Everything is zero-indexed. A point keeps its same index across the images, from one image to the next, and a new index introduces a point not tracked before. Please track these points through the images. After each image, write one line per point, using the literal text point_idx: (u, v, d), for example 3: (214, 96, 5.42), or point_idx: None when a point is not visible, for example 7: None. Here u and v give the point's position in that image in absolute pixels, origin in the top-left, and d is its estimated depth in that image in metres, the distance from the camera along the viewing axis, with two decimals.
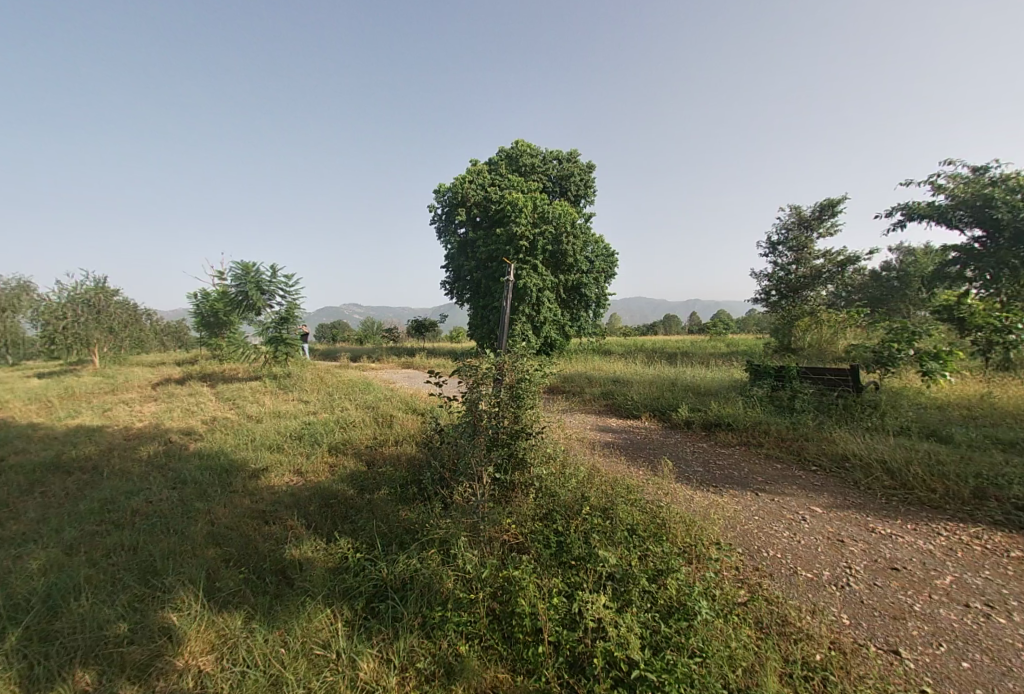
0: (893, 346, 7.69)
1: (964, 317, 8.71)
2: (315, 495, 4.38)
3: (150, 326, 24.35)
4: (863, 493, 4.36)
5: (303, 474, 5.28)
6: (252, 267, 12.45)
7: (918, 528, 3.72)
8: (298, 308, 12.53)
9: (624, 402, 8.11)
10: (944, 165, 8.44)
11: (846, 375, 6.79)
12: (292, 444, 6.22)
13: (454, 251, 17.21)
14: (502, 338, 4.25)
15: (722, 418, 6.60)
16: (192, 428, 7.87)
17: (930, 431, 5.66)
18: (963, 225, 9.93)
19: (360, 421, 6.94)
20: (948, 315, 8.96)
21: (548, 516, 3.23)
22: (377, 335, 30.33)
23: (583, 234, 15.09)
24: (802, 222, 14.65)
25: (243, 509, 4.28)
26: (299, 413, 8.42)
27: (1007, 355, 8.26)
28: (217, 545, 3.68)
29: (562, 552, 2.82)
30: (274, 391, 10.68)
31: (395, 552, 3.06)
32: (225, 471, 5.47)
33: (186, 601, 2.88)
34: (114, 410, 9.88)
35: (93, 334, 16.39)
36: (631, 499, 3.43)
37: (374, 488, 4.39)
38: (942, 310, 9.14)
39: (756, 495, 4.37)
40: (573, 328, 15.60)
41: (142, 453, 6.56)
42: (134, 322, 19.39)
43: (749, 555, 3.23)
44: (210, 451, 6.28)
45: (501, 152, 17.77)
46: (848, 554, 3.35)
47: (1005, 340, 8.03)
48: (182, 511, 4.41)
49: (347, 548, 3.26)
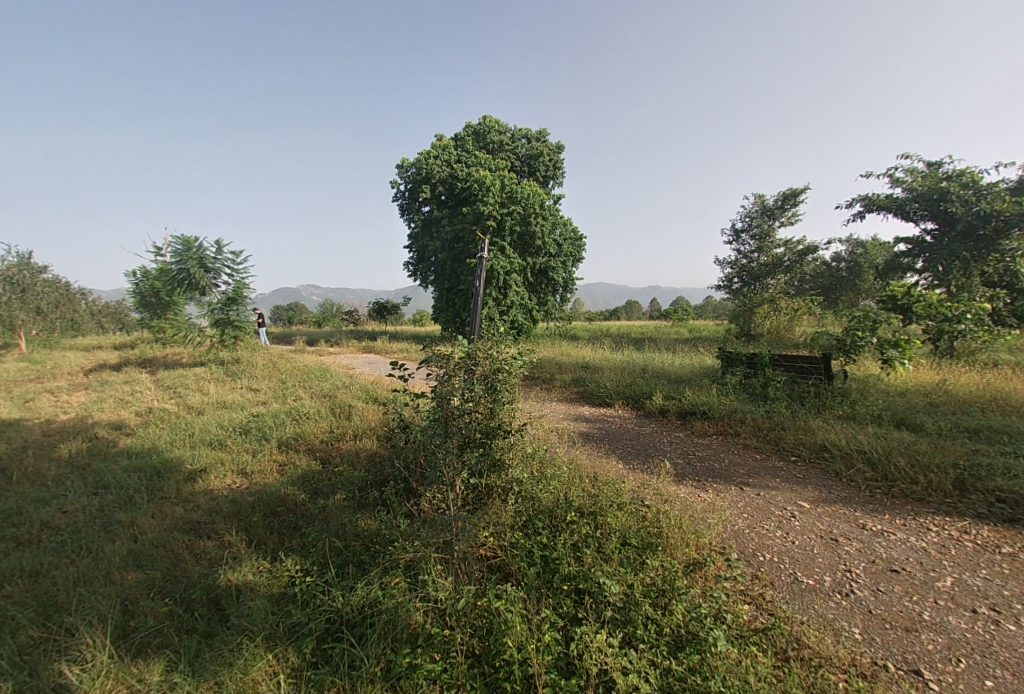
0: (856, 334, 7.79)
1: (909, 307, 8.78)
2: (260, 503, 3.82)
3: (87, 308, 22.21)
4: (846, 486, 4.26)
5: (248, 476, 4.67)
6: (195, 243, 11.45)
7: (907, 524, 3.61)
8: (247, 287, 11.55)
9: (597, 389, 7.84)
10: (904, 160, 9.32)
11: (818, 363, 6.72)
12: (237, 440, 5.55)
13: (419, 231, 16.48)
14: (474, 324, 3.79)
15: (697, 407, 6.43)
16: (123, 421, 6.99)
17: (898, 419, 5.69)
18: (917, 218, 10.18)
19: (315, 412, 6.32)
20: (892, 304, 9.01)
21: (530, 526, 2.87)
22: (337, 318, 28.96)
23: (551, 215, 14.68)
24: (765, 210, 14.80)
25: (173, 522, 3.67)
26: (248, 404, 7.68)
27: (953, 342, 8.54)
28: (138, 569, 3.08)
29: (550, 571, 2.46)
30: (220, 379, 9.79)
31: (354, 576, 2.60)
32: (157, 472, 4.77)
33: (91, 649, 2.32)
34: (36, 401, 8.76)
35: (18, 316, 14.63)
36: (619, 500, 3.12)
37: (330, 492, 3.88)
38: (887, 299, 9.21)
39: (741, 489, 4.17)
40: (540, 312, 15.24)
41: (61, 452, 5.70)
42: (66, 302, 17.47)
43: (746, 561, 2.98)
44: (143, 448, 5.53)
45: (467, 128, 17.04)
46: (845, 556, 3.17)
47: (954, 330, 8.34)
48: (99, 525, 3.74)
49: (296, 570, 2.78)
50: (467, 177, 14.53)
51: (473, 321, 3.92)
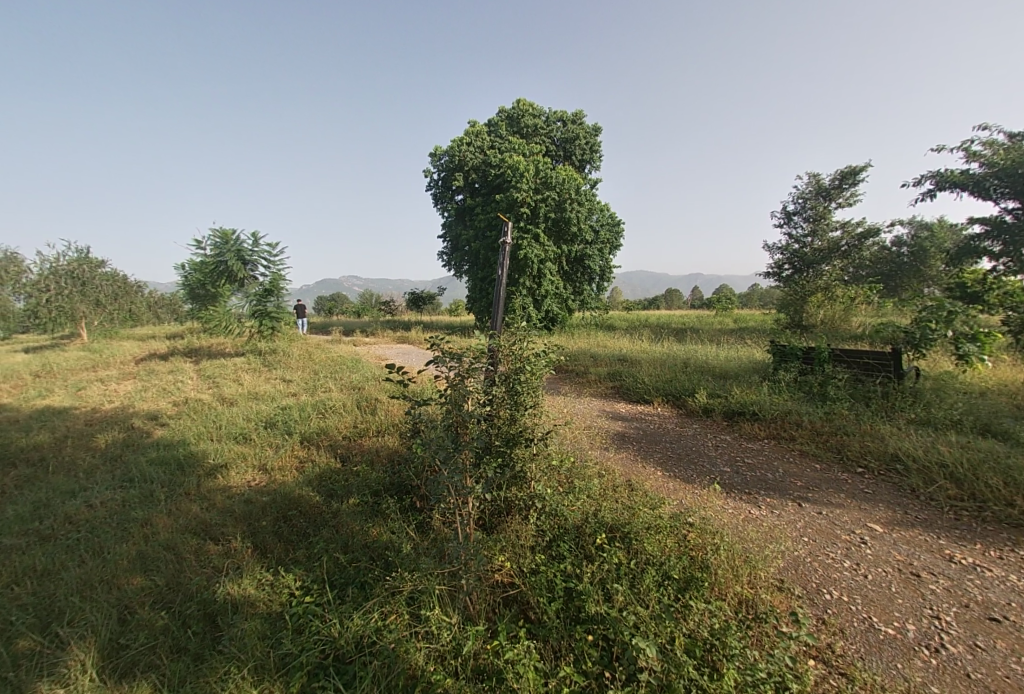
0: (929, 325, 6.71)
1: (981, 295, 7.66)
2: (272, 504, 3.66)
3: (144, 300, 23.37)
4: (925, 506, 3.66)
5: (268, 472, 4.56)
6: (232, 235, 11.66)
7: (1005, 557, 3.02)
8: (283, 278, 11.71)
9: (635, 386, 7.32)
10: (984, 130, 8.09)
11: (887, 360, 6.00)
12: (262, 433, 5.48)
13: (452, 219, 16.23)
14: (497, 318, 3.46)
15: (745, 406, 5.85)
16: (160, 411, 7.12)
17: (983, 426, 4.94)
18: (997, 197, 8.92)
19: (340, 406, 6.18)
20: (961, 291, 7.90)
21: (554, 549, 2.54)
22: (374, 308, 29.28)
23: (587, 200, 14.06)
24: (819, 191, 13.63)
25: (185, 521, 3.58)
26: (278, 396, 7.66)
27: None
28: (144, 575, 2.98)
29: (575, 610, 2.13)
30: (257, 369, 9.93)
31: (353, 600, 2.35)
32: (181, 466, 4.74)
33: (78, 668, 2.20)
34: (88, 389, 9.14)
35: (78, 307, 15.48)
36: (658, 520, 2.73)
37: (344, 496, 3.68)
38: (956, 287, 8.09)
39: (799, 506, 3.66)
40: (574, 302, 14.73)
41: (99, 443, 5.82)
42: (125, 294, 18.40)
43: (808, 600, 2.55)
44: (172, 440, 5.55)
45: (501, 112, 16.56)
46: (931, 597, 2.66)
47: None
48: (116, 522, 3.71)
49: (296, 587, 2.57)
50: (499, 163, 14.04)
51: (497, 315, 3.57)
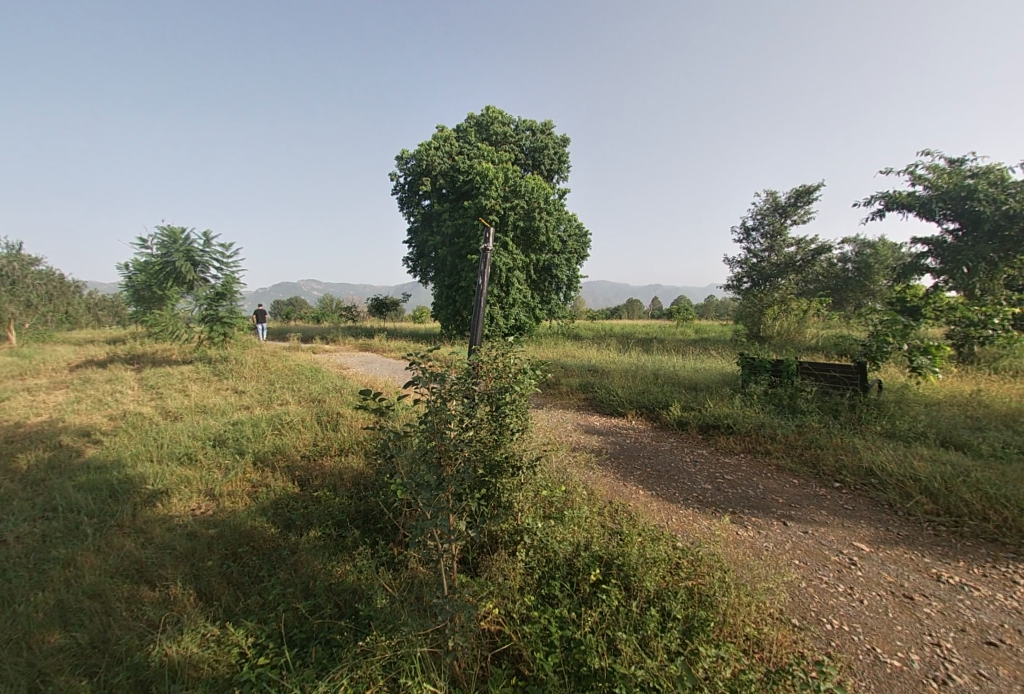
0: (885, 338, 6.98)
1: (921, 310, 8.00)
2: (221, 539, 3.23)
3: (83, 303, 21.45)
4: (905, 522, 3.66)
5: (217, 498, 4.08)
6: (181, 234, 10.89)
7: (987, 574, 3.03)
8: (236, 280, 10.97)
9: (608, 397, 7.20)
10: (926, 156, 8.62)
11: (853, 373, 6.15)
12: (210, 453, 4.94)
13: (419, 225, 15.84)
14: (476, 332, 3.19)
15: (719, 419, 5.82)
16: (94, 426, 6.38)
17: (943, 438, 5.08)
18: (940, 218, 9.45)
19: (298, 421, 5.70)
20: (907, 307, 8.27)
21: (546, 589, 2.31)
22: (336, 314, 28.31)
23: (556, 209, 14.06)
24: (777, 207, 14.15)
25: (117, 559, 3.10)
26: (229, 409, 7.05)
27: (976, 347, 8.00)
28: (64, 630, 2.53)
29: (575, 664, 1.90)
30: (207, 379, 9.18)
31: (315, 665, 2.02)
32: (114, 492, 4.18)
33: None
34: (10, 400, 8.15)
35: (5, 309, 13.99)
36: (654, 550, 2.54)
37: (305, 526, 3.30)
38: (900, 303, 8.43)
39: (785, 525, 3.58)
40: (543, 311, 14.64)
41: (16, 464, 5.09)
42: (61, 295, 16.85)
43: (813, 634, 2.42)
44: (105, 461, 4.91)
45: (469, 119, 16.39)
46: (928, 622, 2.59)
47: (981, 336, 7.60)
48: (32, 563, 3.17)
49: (248, 645, 2.22)
50: (468, 169, 13.80)
51: (475, 327, 3.29)
